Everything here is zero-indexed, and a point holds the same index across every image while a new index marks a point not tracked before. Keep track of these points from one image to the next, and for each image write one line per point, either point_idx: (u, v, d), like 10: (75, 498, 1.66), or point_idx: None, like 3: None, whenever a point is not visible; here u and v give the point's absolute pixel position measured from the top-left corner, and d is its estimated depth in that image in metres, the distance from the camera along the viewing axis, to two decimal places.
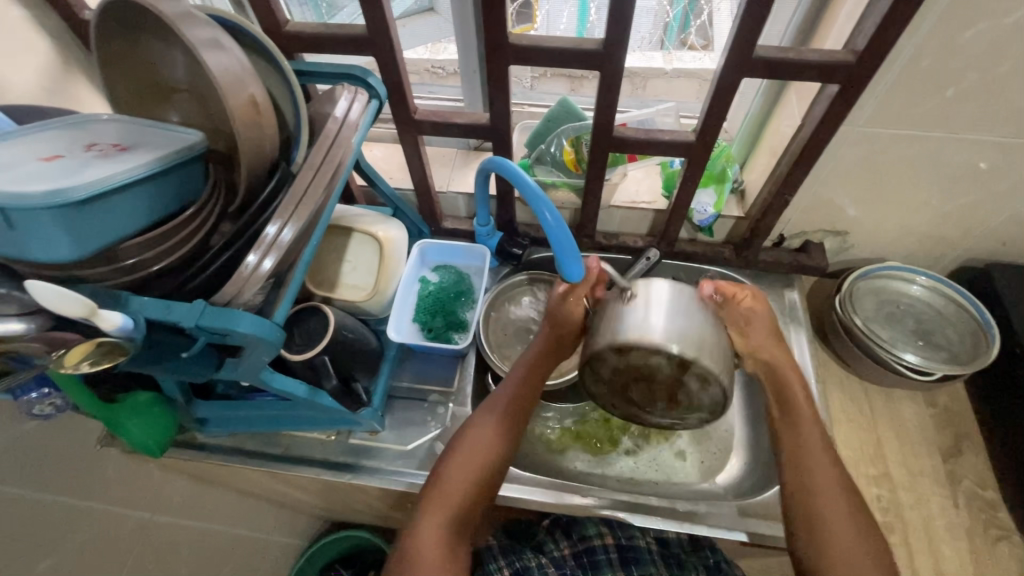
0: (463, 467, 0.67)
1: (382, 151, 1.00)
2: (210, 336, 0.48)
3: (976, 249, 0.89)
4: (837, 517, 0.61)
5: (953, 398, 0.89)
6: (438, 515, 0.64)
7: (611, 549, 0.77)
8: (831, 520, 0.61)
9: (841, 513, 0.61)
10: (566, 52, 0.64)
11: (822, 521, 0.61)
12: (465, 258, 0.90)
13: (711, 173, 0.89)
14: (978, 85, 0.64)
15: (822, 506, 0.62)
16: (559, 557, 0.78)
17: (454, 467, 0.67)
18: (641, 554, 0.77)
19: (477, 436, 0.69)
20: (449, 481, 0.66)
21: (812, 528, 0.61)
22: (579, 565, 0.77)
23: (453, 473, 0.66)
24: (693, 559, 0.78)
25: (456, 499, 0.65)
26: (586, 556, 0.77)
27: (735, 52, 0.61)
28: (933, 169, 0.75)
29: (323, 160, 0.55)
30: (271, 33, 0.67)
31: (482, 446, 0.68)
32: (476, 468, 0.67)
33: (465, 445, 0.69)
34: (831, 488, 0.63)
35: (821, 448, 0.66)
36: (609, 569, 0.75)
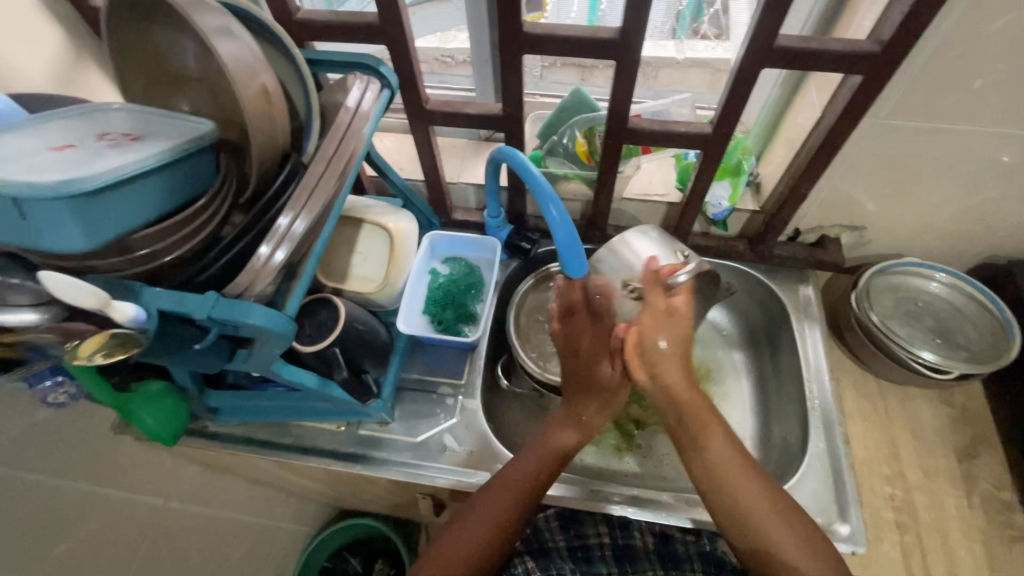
0: (493, 497, 0.65)
1: (392, 141, 0.99)
2: (222, 328, 0.48)
3: (998, 245, 0.86)
4: (745, 483, 0.62)
5: (970, 397, 0.87)
6: (470, 536, 0.63)
7: (607, 547, 0.77)
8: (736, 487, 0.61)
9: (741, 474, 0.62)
10: (580, 41, 0.62)
11: (731, 486, 0.62)
12: (475, 250, 0.90)
13: (726, 166, 0.87)
14: (1007, 76, 0.62)
15: (727, 473, 0.62)
16: (553, 549, 0.77)
17: (487, 497, 0.65)
18: (637, 552, 0.76)
19: (515, 466, 0.67)
20: (481, 510, 0.64)
21: (731, 501, 0.61)
22: (574, 560, 0.76)
23: (485, 501, 0.65)
24: (690, 552, 0.75)
25: (489, 524, 0.63)
26: (581, 552, 0.76)
27: (756, 41, 0.59)
28: (956, 163, 0.74)
29: (335, 151, 0.54)
30: (283, 21, 0.66)
31: (517, 479, 0.65)
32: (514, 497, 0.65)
33: (505, 477, 0.66)
34: (731, 458, 0.63)
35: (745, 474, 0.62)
36: (604, 566, 0.75)
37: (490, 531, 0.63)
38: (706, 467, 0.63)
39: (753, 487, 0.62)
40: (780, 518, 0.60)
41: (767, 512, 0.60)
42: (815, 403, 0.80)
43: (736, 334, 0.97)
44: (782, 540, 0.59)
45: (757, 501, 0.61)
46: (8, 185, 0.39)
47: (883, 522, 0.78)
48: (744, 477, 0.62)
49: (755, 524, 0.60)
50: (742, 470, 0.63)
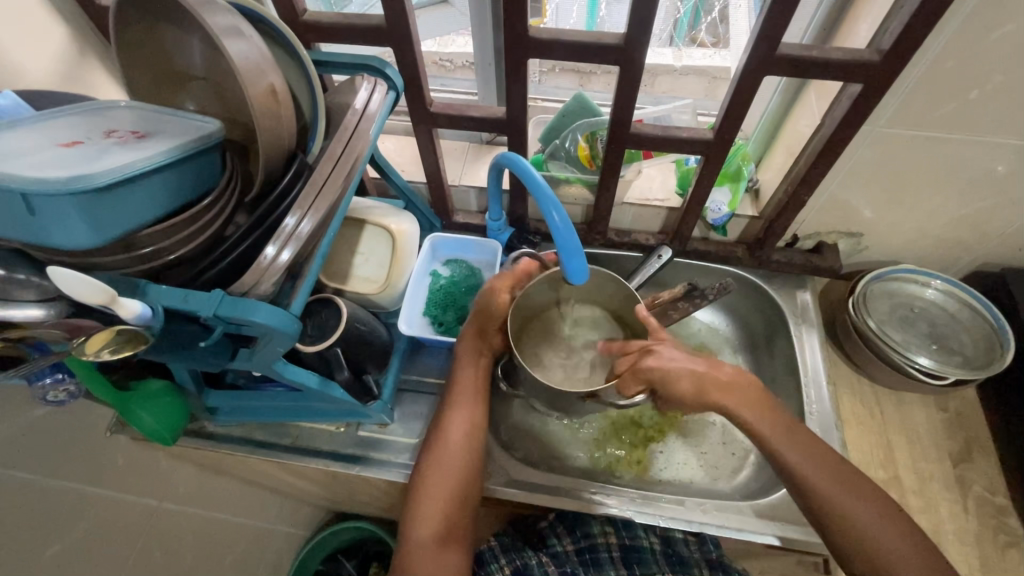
0: (444, 470, 0.69)
1: (393, 144, 0.99)
2: (227, 326, 0.48)
3: (991, 252, 0.88)
4: (853, 499, 0.63)
5: (964, 402, 0.88)
6: (435, 507, 0.67)
7: (614, 547, 0.78)
8: (833, 499, 0.63)
9: (838, 483, 0.64)
10: (585, 46, 0.63)
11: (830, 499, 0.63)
12: (476, 252, 0.90)
13: (726, 172, 0.88)
14: (1003, 87, 0.63)
15: (831, 497, 0.63)
16: (562, 553, 0.79)
17: (435, 465, 0.69)
18: (643, 553, 0.78)
19: (450, 432, 0.72)
20: (438, 483, 0.68)
21: (848, 529, 0.62)
22: (583, 562, 0.78)
23: (438, 469, 0.69)
24: (696, 557, 0.77)
25: (447, 489, 0.68)
26: (589, 553, 0.79)
27: (759, 49, 0.60)
28: (951, 172, 0.75)
29: (342, 152, 0.54)
30: (288, 22, 0.66)
31: (458, 435, 0.72)
32: (464, 455, 0.70)
33: (442, 437, 0.71)
34: (827, 472, 0.65)
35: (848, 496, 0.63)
36: (612, 567, 0.77)
37: (456, 493, 0.68)
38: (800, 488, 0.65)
39: (860, 501, 0.63)
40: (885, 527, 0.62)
41: (880, 523, 0.62)
42: (813, 408, 0.81)
43: (735, 338, 0.97)
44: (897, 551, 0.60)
45: (867, 513, 0.63)
46: (16, 181, 0.39)
47: None
48: (840, 488, 0.64)
49: (867, 540, 0.61)
50: (837, 480, 0.64)
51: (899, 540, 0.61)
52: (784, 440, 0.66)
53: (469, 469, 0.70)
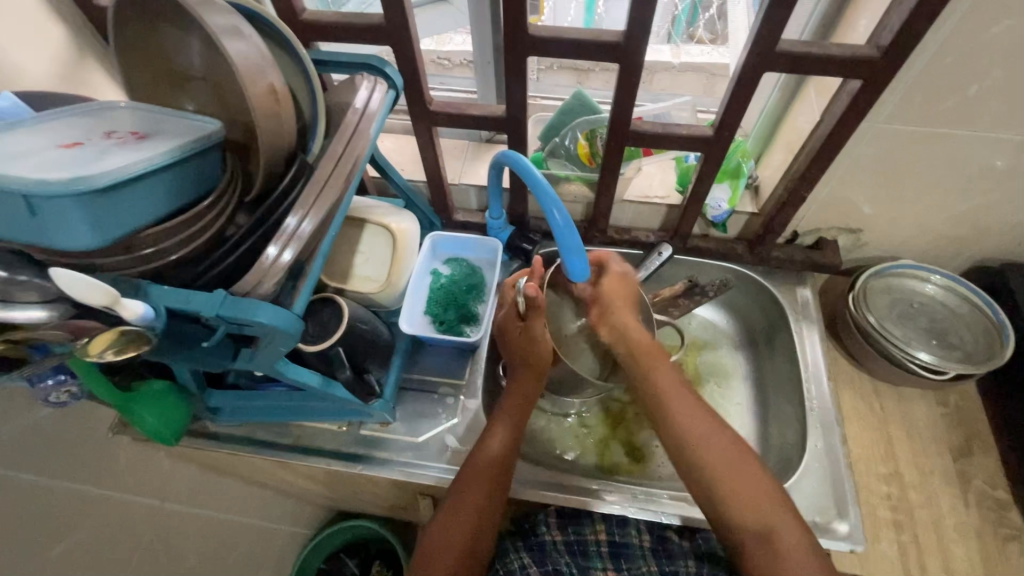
0: (474, 482, 0.69)
1: (393, 142, 0.99)
2: (229, 326, 0.48)
3: (991, 248, 0.88)
4: (743, 470, 0.65)
5: (964, 397, 0.88)
6: (455, 531, 0.66)
7: (604, 543, 0.77)
8: (724, 473, 0.65)
9: (730, 460, 0.65)
10: (584, 44, 0.63)
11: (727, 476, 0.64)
12: (476, 251, 0.90)
13: (726, 168, 0.88)
14: (1003, 82, 0.63)
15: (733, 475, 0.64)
16: (549, 543, 0.78)
17: (463, 490, 0.68)
18: (632, 550, 0.76)
19: (484, 455, 0.70)
20: (466, 494, 0.68)
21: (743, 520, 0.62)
22: (571, 554, 0.76)
23: (464, 493, 0.68)
24: (684, 549, 0.76)
25: (470, 516, 0.67)
26: (578, 547, 0.77)
27: (758, 45, 0.60)
28: (950, 168, 0.75)
29: (343, 151, 0.54)
30: (288, 20, 0.66)
31: (489, 459, 0.70)
32: (492, 480, 0.69)
33: (474, 460, 0.70)
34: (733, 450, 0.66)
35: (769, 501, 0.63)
36: (600, 563, 0.75)
37: (480, 518, 0.67)
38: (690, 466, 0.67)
39: (752, 477, 0.64)
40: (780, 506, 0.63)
41: (783, 523, 0.62)
42: (814, 404, 0.81)
43: (735, 334, 0.98)
44: (781, 519, 0.61)
45: (754, 486, 0.64)
46: (17, 182, 0.39)
47: (880, 520, 0.79)
48: (739, 467, 0.65)
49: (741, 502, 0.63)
50: (733, 458, 0.65)
51: (779, 511, 0.62)
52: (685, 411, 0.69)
53: (494, 495, 0.69)
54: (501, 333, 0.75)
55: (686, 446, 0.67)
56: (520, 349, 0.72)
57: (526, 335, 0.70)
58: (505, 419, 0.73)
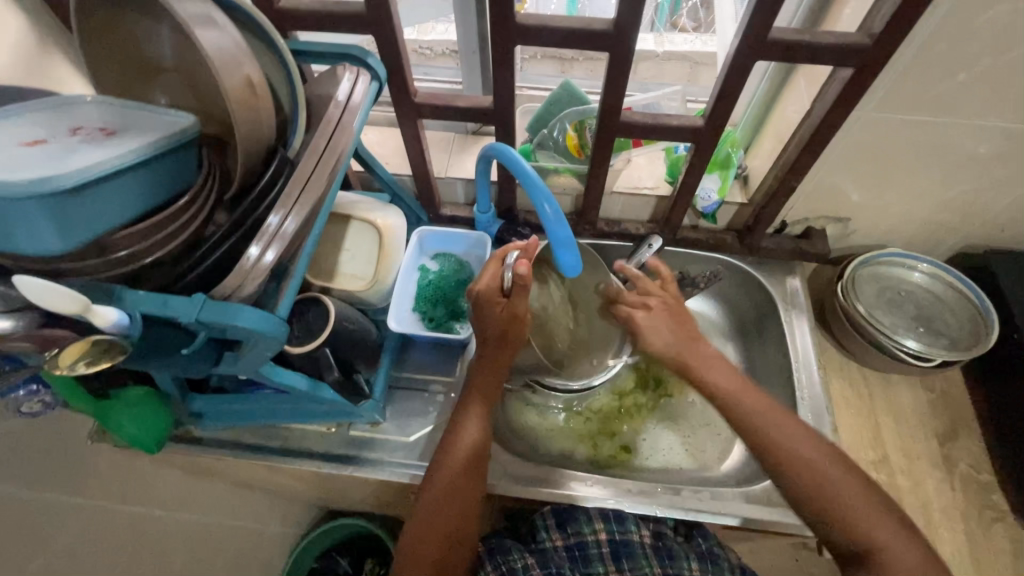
0: (448, 468, 0.67)
1: (377, 135, 0.97)
2: (210, 330, 0.46)
3: (974, 235, 0.89)
4: (824, 468, 0.62)
5: (949, 382, 0.89)
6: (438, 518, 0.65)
7: (604, 543, 0.75)
8: (828, 475, 0.62)
9: (805, 460, 0.63)
10: (572, 33, 0.61)
11: (808, 473, 0.62)
12: (464, 245, 0.89)
13: (716, 158, 0.88)
14: (992, 69, 0.63)
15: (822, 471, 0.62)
16: (550, 549, 0.76)
17: (437, 477, 0.67)
18: (633, 548, 0.74)
19: (461, 441, 0.69)
20: (445, 485, 0.67)
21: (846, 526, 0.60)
22: (572, 559, 0.75)
23: (440, 481, 0.67)
24: (685, 549, 0.75)
25: (449, 504, 0.66)
26: (578, 550, 0.75)
27: (749, 34, 0.59)
28: (937, 156, 0.75)
29: (326, 146, 0.52)
30: (264, 9, 0.63)
31: (465, 448, 0.69)
32: (471, 467, 0.68)
33: (448, 448, 0.69)
34: (817, 456, 0.63)
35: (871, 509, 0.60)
36: (601, 565, 0.74)
37: (463, 506, 0.67)
38: (763, 445, 0.64)
39: (854, 491, 0.61)
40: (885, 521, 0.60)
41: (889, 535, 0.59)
42: (805, 393, 0.82)
43: (725, 325, 0.98)
44: (886, 533, 0.59)
45: (863, 504, 0.61)
46: None
47: None
48: (828, 469, 0.62)
49: (836, 509, 0.61)
50: (836, 482, 0.61)
51: (887, 520, 0.60)
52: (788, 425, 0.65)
53: (474, 483, 0.68)
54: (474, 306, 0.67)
55: (779, 457, 0.63)
56: (500, 329, 0.67)
57: (509, 313, 0.66)
58: (477, 407, 0.71)
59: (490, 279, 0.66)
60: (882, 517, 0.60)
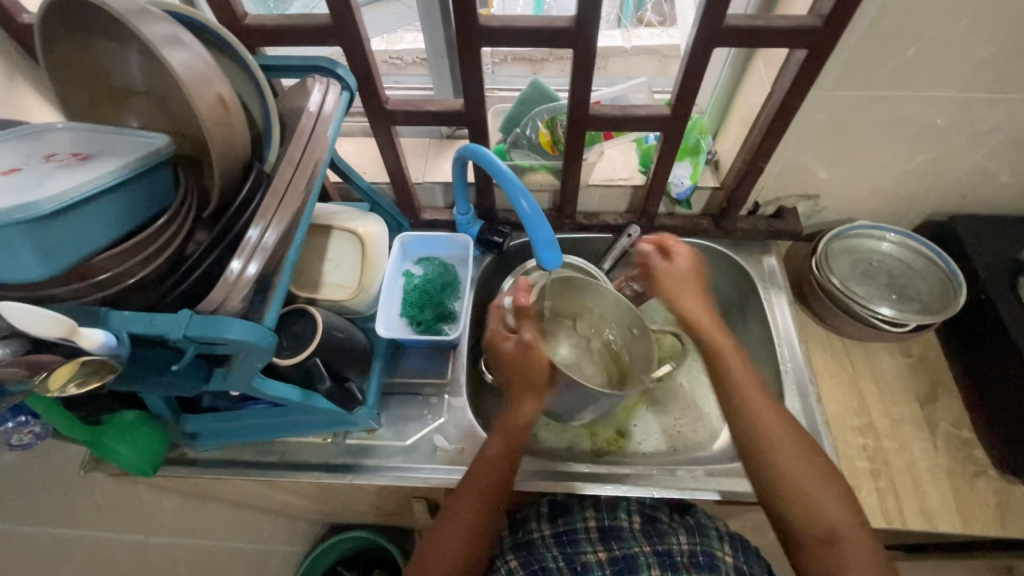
0: (484, 471, 0.68)
1: (353, 146, 0.98)
2: (199, 346, 0.46)
3: (938, 203, 0.92)
4: (779, 435, 0.66)
5: (926, 346, 0.92)
6: (461, 523, 0.66)
7: (593, 529, 0.78)
8: (780, 453, 0.65)
9: (782, 441, 0.65)
10: (536, 31, 0.62)
11: (776, 449, 0.65)
12: (448, 248, 0.90)
13: (685, 146, 0.90)
14: (938, 42, 0.66)
15: (772, 434, 0.66)
16: (539, 539, 0.78)
17: (470, 481, 0.68)
18: (622, 532, 0.77)
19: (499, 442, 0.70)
20: (476, 489, 0.67)
21: (809, 514, 0.62)
22: (560, 546, 0.76)
23: (471, 485, 0.68)
24: (674, 525, 0.77)
25: (477, 509, 0.66)
26: (567, 536, 0.78)
27: (705, 23, 0.61)
28: (896, 129, 0.78)
29: (301, 156, 0.52)
30: (230, 27, 0.64)
31: (504, 451, 0.70)
32: (502, 470, 0.69)
33: (490, 450, 0.70)
34: (780, 426, 0.67)
35: (841, 507, 0.62)
36: (591, 547, 0.76)
37: (488, 513, 0.67)
38: (739, 418, 0.68)
39: (822, 484, 0.63)
40: (823, 488, 0.63)
41: (841, 519, 0.61)
42: (788, 366, 0.85)
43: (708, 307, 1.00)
44: (843, 521, 0.61)
45: (828, 497, 0.62)
46: None
47: (859, 471, 0.80)
48: (793, 450, 0.65)
49: (800, 495, 0.63)
50: (812, 472, 0.64)
51: (837, 507, 0.62)
52: (762, 404, 0.68)
53: (498, 489, 0.68)
54: (494, 354, 0.76)
55: (752, 427, 0.67)
56: (518, 364, 0.72)
57: (521, 345, 0.72)
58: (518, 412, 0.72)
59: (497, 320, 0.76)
60: (844, 508, 0.62)
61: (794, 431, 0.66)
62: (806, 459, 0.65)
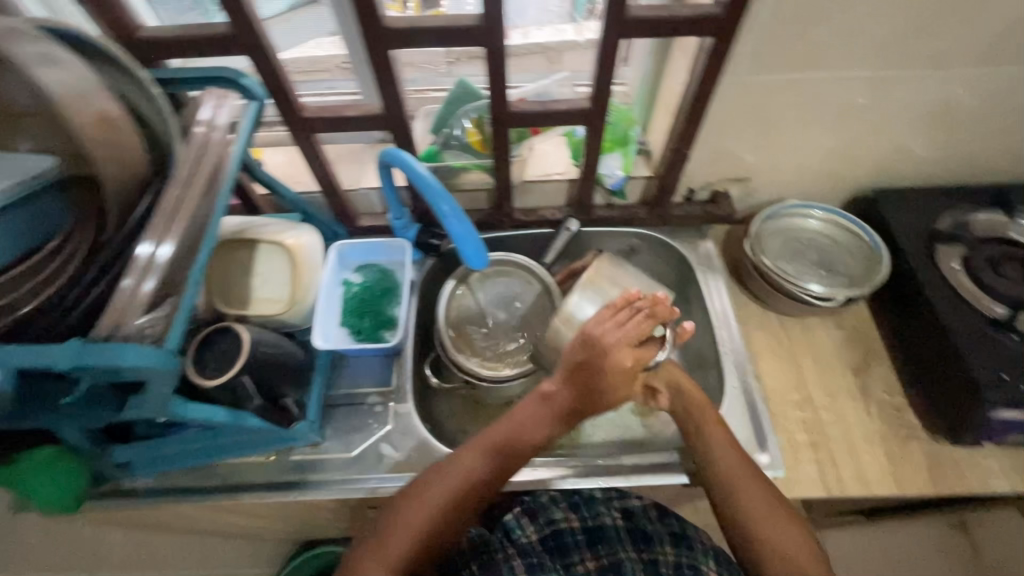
0: (463, 459, 0.68)
1: (283, 156, 0.96)
2: (97, 375, 0.44)
3: (861, 179, 0.95)
4: (743, 473, 0.69)
5: (858, 318, 0.95)
6: (428, 510, 0.65)
7: (579, 531, 0.77)
8: (743, 490, 0.68)
9: (745, 479, 0.69)
10: (444, 31, 0.62)
11: (739, 486, 0.68)
12: (386, 254, 0.89)
13: (615, 137, 0.91)
14: (838, 25, 0.68)
15: (735, 475, 0.69)
16: (527, 544, 0.75)
17: (447, 467, 0.68)
18: (608, 533, 0.77)
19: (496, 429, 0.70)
20: (451, 475, 0.67)
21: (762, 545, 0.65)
22: (548, 551, 0.75)
23: (447, 470, 0.68)
24: (659, 531, 0.78)
25: (449, 497, 0.66)
26: (553, 539, 0.76)
27: (609, 14, 0.61)
28: (811, 110, 0.80)
29: (194, 171, 0.54)
30: (125, 40, 0.62)
31: (492, 441, 0.69)
32: (483, 462, 0.68)
33: (482, 436, 0.70)
34: (745, 466, 0.70)
35: (795, 536, 0.65)
36: (579, 553, 0.75)
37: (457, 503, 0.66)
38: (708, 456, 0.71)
39: (782, 519, 0.66)
40: (774, 511, 0.67)
41: (793, 544, 0.64)
42: (726, 348, 0.88)
43: None
44: (797, 548, 0.64)
45: (787, 529, 0.65)
46: None
47: (798, 444, 0.83)
48: (755, 487, 0.68)
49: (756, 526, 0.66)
50: (771, 506, 0.67)
51: (794, 537, 0.65)
52: (728, 444, 0.71)
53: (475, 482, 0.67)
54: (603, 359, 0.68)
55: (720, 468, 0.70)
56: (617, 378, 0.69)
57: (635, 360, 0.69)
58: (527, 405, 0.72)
59: (628, 326, 0.69)
60: (798, 535, 0.65)
61: (756, 470, 0.70)
62: (764, 492, 0.68)
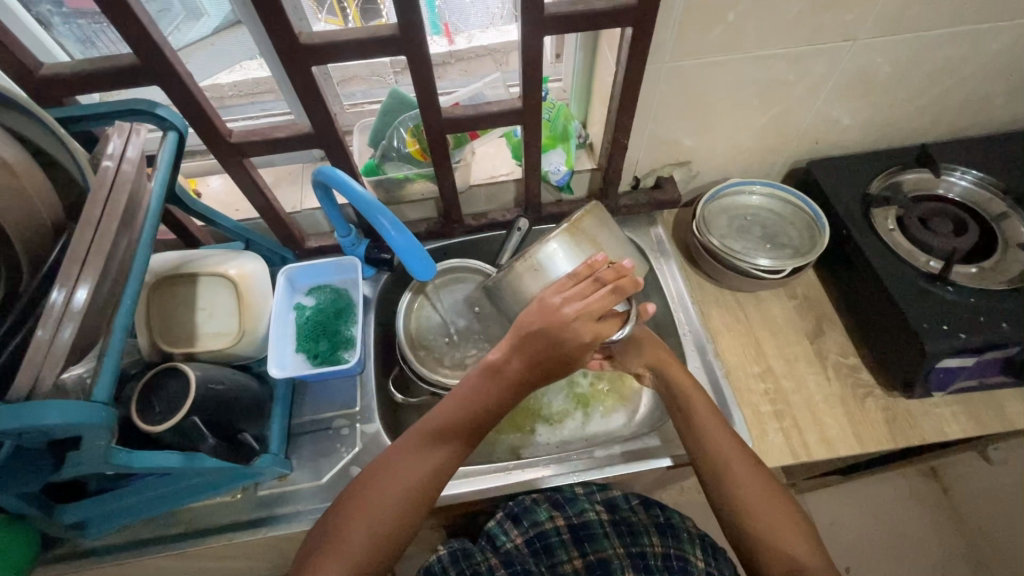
0: (413, 453, 0.65)
1: (220, 184, 0.93)
2: (19, 437, 0.42)
3: (796, 151, 0.98)
4: (732, 454, 0.70)
5: (809, 286, 0.98)
6: (381, 507, 0.62)
7: (562, 530, 0.77)
8: (734, 470, 0.69)
9: (736, 459, 0.70)
10: (362, 42, 0.61)
11: (730, 467, 0.69)
12: (337, 273, 0.87)
13: (555, 134, 0.92)
14: (752, 6, 0.70)
15: (728, 456, 0.70)
16: (513, 550, 0.76)
17: (398, 463, 0.65)
18: (593, 530, 0.76)
19: (442, 414, 0.68)
20: (402, 469, 0.64)
21: (750, 520, 0.67)
22: (534, 554, 0.76)
23: (399, 465, 0.65)
24: (644, 521, 0.79)
25: (406, 492, 0.64)
26: (539, 541, 0.76)
27: (527, 13, 0.61)
28: (738, 89, 0.82)
29: (105, 207, 0.49)
30: (24, 80, 0.58)
31: (443, 429, 0.67)
32: (438, 452, 0.66)
33: (431, 422, 0.67)
34: (735, 447, 0.71)
35: (784, 509, 0.67)
36: (564, 552, 0.75)
37: (415, 497, 0.64)
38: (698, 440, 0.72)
39: (770, 495, 0.68)
40: (762, 485, 0.68)
41: (780, 519, 0.66)
42: (686, 330, 0.92)
43: None
44: (785, 522, 0.66)
45: (774, 505, 0.67)
46: None
47: (763, 415, 0.85)
48: (746, 466, 0.69)
49: (747, 505, 0.68)
50: (759, 482, 0.68)
51: (782, 509, 0.67)
52: (717, 428, 0.72)
53: (432, 473, 0.65)
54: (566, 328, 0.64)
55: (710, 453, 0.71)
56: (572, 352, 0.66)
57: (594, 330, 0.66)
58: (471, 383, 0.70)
59: (590, 297, 0.65)
60: (784, 508, 0.67)
61: (745, 449, 0.71)
62: (751, 470, 0.69)
